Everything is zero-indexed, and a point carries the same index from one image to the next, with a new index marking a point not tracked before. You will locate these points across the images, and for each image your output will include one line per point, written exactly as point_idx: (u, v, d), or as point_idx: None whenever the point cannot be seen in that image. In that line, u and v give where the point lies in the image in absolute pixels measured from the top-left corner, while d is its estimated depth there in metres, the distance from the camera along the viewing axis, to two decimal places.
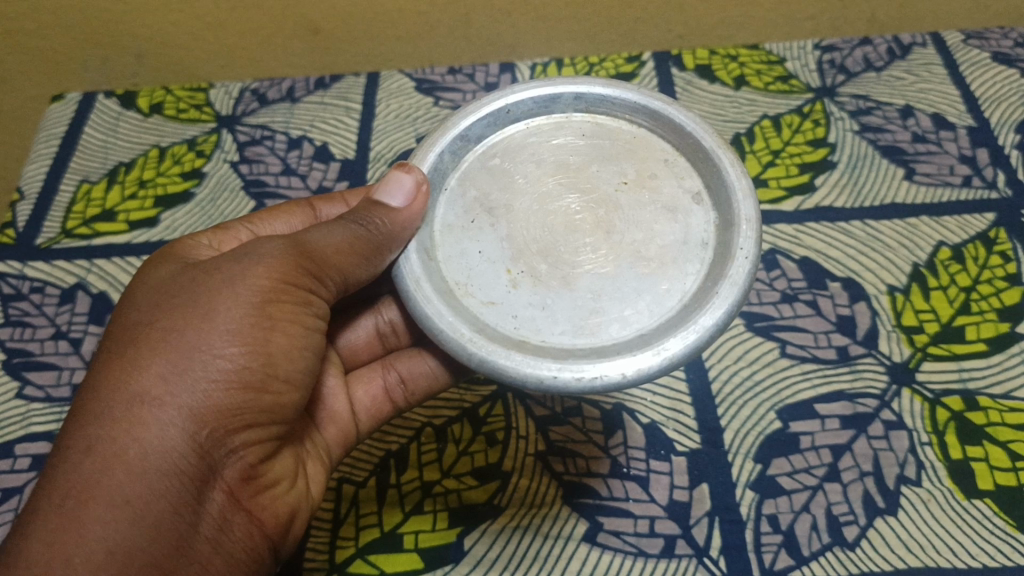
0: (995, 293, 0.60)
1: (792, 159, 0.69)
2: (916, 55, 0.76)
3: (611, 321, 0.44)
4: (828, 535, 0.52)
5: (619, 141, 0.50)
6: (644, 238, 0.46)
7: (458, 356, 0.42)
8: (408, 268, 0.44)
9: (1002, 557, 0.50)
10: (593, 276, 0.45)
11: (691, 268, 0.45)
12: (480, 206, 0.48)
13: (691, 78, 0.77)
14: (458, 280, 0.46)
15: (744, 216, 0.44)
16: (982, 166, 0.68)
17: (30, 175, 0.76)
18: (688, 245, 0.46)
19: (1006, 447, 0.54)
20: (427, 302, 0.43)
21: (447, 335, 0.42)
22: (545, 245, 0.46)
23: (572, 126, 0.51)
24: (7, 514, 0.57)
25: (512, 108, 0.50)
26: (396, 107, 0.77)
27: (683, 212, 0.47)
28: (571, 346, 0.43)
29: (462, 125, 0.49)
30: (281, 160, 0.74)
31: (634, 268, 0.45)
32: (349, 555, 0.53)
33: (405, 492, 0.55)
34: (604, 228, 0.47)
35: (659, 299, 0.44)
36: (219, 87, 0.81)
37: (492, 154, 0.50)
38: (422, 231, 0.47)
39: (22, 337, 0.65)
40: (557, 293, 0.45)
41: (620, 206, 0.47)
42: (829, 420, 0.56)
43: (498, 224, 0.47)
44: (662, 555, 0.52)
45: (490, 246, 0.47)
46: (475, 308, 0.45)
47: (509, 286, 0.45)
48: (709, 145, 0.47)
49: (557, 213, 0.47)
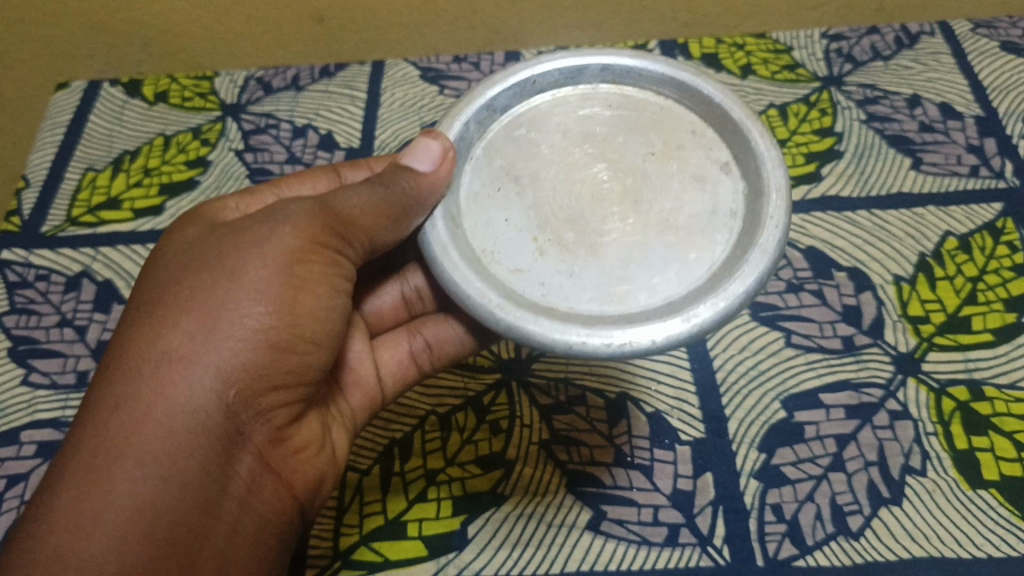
0: (1001, 284, 0.60)
1: (799, 148, 0.69)
2: (923, 44, 0.76)
3: (642, 290, 0.44)
4: (832, 524, 0.51)
5: (646, 113, 0.50)
6: (673, 205, 0.46)
7: (486, 320, 0.41)
8: (434, 235, 0.44)
9: (1007, 547, 0.50)
10: (621, 243, 0.45)
11: (719, 237, 0.45)
12: (505, 172, 0.48)
13: (697, 67, 0.76)
14: (484, 247, 0.46)
15: (771, 185, 0.44)
16: (989, 156, 0.67)
17: (35, 163, 0.75)
18: (717, 214, 0.46)
19: (1012, 437, 0.54)
20: (454, 268, 0.42)
21: (475, 300, 0.41)
22: (572, 214, 0.46)
23: (599, 96, 0.51)
24: (13, 501, 0.57)
25: (539, 76, 0.49)
26: (401, 96, 0.77)
27: (713, 180, 0.47)
28: (597, 312, 0.43)
29: (489, 95, 0.49)
30: (286, 149, 0.74)
31: (662, 236, 0.45)
32: (353, 542, 0.53)
33: (409, 481, 0.55)
34: (632, 198, 0.46)
35: (687, 264, 0.44)
36: (225, 76, 0.81)
37: (518, 125, 0.50)
38: (449, 200, 0.47)
39: (28, 325, 0.64)
40: (585, 262, 0.45)
41: (647, 175, 0.47)
42: (833, 410, 0.55)
43: (524, 193, 0.47)
44: (666, 544, 0.52)
45: (515, 212, 0.47)
46: (503, 276, 0.45)
47: (536, 254, 0.45)
48: (738, 115, 0.47)
49: (581, 182, 0.47)
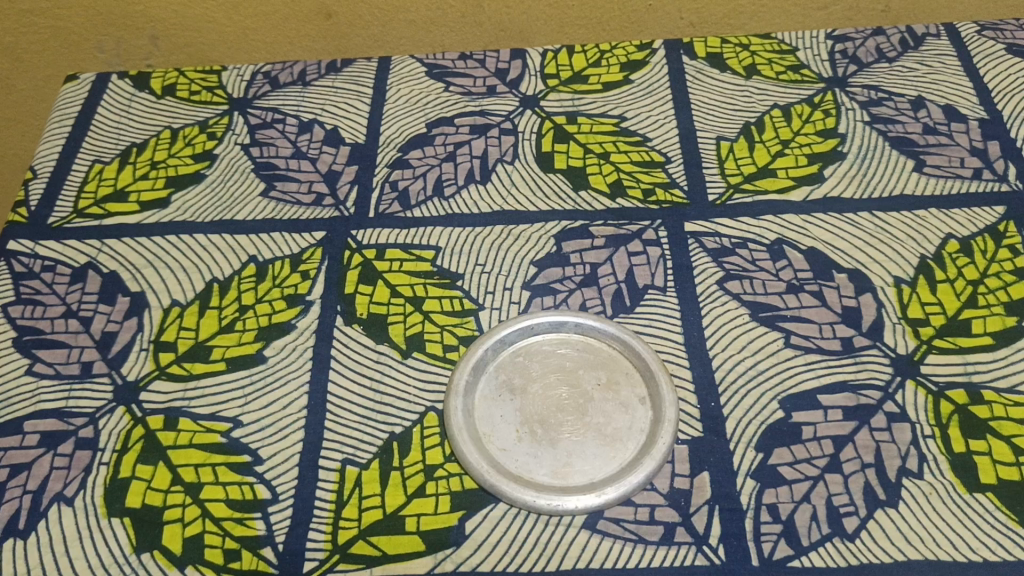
0: (1002, 287, 0.60)
1: (801, 149, 0.69)
2: (928, 46, 0.76)
3: (578, 470, 0.53)
4: (828, 525, 0.51)
5: (615, 234, 0.65)
6: (604, 422, 0.55)
7: (471, 498, 0.53)
8: (453, 423, 0.55)
9: (1003, 551, 0.49)
10: (572, 439, 0.54)
11: (631, 444, 0.54)
12: (506, 381, 0.57)
13: (702, 67, 0.77)
14: (483, 428, 0.55)
15: (667, 417, 0.54)
16: (993, 159, 0.67)
17: (43, 154, 0.74)
18: (631, 431, 0.55)
19: (1010, 442, 0.53)
20: (459, 448, 0.53)
21: (470, 467, 0.53)
22: (546, 411, 0.55)
23: (586, 217, 0.66)
24: (16, 491, 0.54)
25: (536, 325, 0.59)
26: (407, 92, 0.77)
27: (634, 404, 0.56)
28: (546, 483, 0.53)
29: (501, 333, 0.58)
30: (292, 144, 0.73)
31: (596, 443, 0.54)
32: (351, 536, 0.51)
33: (408, 476, 0.53)
34: (583, 409, 0.55)
35: (610, 456, 0.53)
36: (232, 70, 0.81)
37: (521, 350, 0.59)
38: (466, 394, 0.56)
39: (33, 315, 0.62)
40: (548, 439, 0.54)
41: (593, 397, 0.56)
42: (831, 412, 0.55)
43: (516, 397, 0.56)
44: (662, 542, 0.50)
45: (509, 412, 0.56)
46: (491, 445, 0.54)
47: (517, 438, 0.54)
48: (653, 368, 0.57)
49: (554, 393, 0.56)
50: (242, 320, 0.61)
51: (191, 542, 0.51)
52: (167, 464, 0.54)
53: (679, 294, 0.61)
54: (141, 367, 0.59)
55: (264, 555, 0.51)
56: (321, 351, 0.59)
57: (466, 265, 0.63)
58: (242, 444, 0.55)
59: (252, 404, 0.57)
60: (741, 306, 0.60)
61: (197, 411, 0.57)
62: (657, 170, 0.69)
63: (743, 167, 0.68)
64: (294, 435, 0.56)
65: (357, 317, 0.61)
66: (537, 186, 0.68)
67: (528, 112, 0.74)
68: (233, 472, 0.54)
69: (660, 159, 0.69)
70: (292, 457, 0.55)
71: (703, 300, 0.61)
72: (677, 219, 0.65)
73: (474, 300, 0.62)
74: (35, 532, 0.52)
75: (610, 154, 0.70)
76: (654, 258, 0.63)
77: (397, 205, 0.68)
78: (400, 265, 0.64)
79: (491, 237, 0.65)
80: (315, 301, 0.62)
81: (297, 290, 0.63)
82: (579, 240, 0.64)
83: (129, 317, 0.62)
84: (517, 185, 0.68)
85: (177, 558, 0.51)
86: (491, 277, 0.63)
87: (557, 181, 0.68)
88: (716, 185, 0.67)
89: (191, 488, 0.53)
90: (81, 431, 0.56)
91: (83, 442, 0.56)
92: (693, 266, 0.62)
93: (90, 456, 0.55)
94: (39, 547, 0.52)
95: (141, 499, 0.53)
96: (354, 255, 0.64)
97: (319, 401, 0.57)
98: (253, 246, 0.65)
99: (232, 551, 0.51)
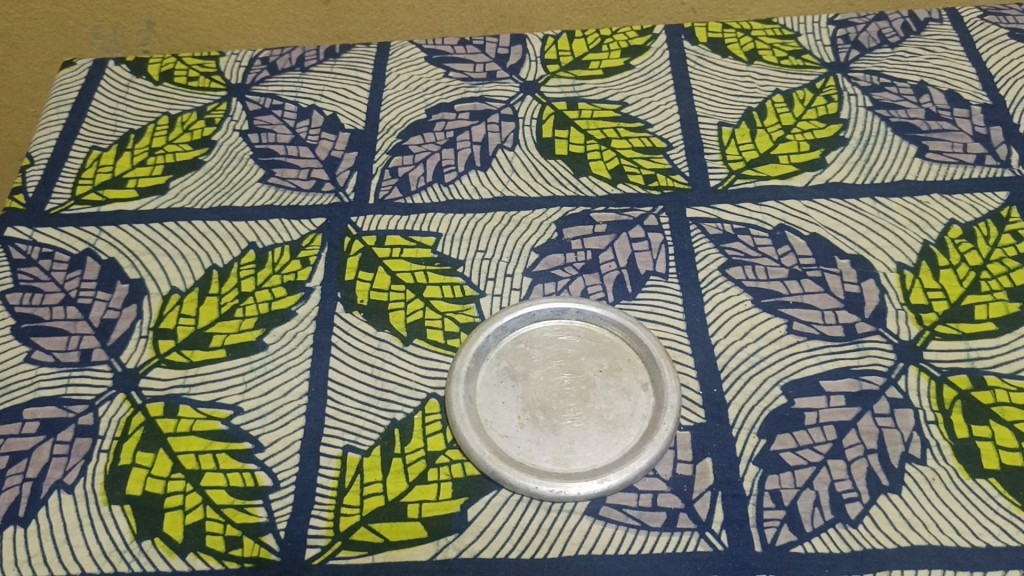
0: (1005, 273, 0.60)
1: (804, 134, 0.69)
2: (931, 31, 0.76)
3: (580, 457, 0.53)
4: (830, 511, 0.51)
5: (616, 220, 0.64)
6: (606, 408, 0.55)
7: (473, 485, 0.52)
8: (455, 410, 0.54)
9: (1006, 537, 0.49)
10: (574, 425, 0.54)
11: (634, 430, 0.54)
12: (507, 368, 0.57)
13: (703, 52, 0.76)
14: (485, 415, 0.55)
15: (670, 403, 0.54)
16: (995, 144, 0.67)
17: (40, 141, 0.74)
18: (634, 417, 0.54)
19: (1013, 427, 0.53)
20: (461, 435, 0.53)
21: (472, 454, 0.53)
22: (548, 398, 0.55)
23: (586, 203, 0.65)
24: (15, 478, 0.54)
25: (538, 311, 0.59)
26: (406, 78, 0.76)
27: (636, 391, 0.56)
28: (548, 470, 0.52)
29: (503, 319, 0.58)
30: (290, 130, 0.72)
31: (598, 429, 0.54)
32: (353, 522, 0.51)
33: (410, 463, 0.53)
34: (585, 395, 0.55)
35: (612, 443, 0.53)
36: (230, 56, 0.80)
37: (522, 337, 0.58)
38: (467, 381, 0.56)
39: (31, 302, 0.62)
40: (550, 426, 0.54)
41: (595, 383, 0.56)
42: (834, 397, 0.55)
43: (518, 383, 0.56)
44: (664, 528, 0.50)
45: (511, 399, 0.55)
46: (493, 433, 0.54)
47: (519, 425, 0.54)
48: (655, 354, 0.56)
49: (556, 379, 0.56)
50: (242, 307, 0.61)
51: (192, 529, 0.51)
52: (167, 451, 0.54)
53: (680, 280, 0.61)
54: (141, 355, 0.59)
55: (266, 542, 0.51)
56: (321, 338, 0.59)
57: (467, 251, 0.63)
58: (242, 431, 0.55)
59: (252, 391, 0.57)
60: (743, 292, 0.60)
61: (197, 399, 0.56)
62: (658, 155, 0.68)
63: (745, 152, 0.68)
64: (294, 422, 0.55)
65: (357, 304, 0.60)
66: (538, 172, 0.68)
67: (529, 98, 0.73)
68: (234, 459, 0.54)
69: (661, 144, 0.69)
70: (293, 444, 0.54)
71: (705, 285, 0.60)
72: (679, 205, 0.65)
73: (474, 287, 0.61)
74: (35, 520, 0.52)
75: (611, 140, 0.69)
76: (656, 244, 0.63)
77: (397, 192, 0.67)
78: (400, 252, 0.63)
79: (492, 223, 0.65)
80: (315, 288, 0.62)
81: (296, 277, 0.62)
82: (581, 227, 0.64)
83: (127, 304, 0.61)
84: (517, 171, 0.68)
85: (178, 545, 0.51)
86: (492, 264, 0.62)
87: (558, 167, 0.68)
88: (718, 171, 0.67)
89: (191, 476, 0.53)
90: (81, 419, 0.56)
91: (82, 430, 0.55)
92: (695, 252, 0.62)
93: (89, 444, 0.55)
94: (39, 534, 0.52)
95: (142, 486, 0.53)
96: (354, 242, 0.64)
97: (320, 388, 0.57)
98: (253, 233, 0.65)
99: (233, 538, 0.51)
